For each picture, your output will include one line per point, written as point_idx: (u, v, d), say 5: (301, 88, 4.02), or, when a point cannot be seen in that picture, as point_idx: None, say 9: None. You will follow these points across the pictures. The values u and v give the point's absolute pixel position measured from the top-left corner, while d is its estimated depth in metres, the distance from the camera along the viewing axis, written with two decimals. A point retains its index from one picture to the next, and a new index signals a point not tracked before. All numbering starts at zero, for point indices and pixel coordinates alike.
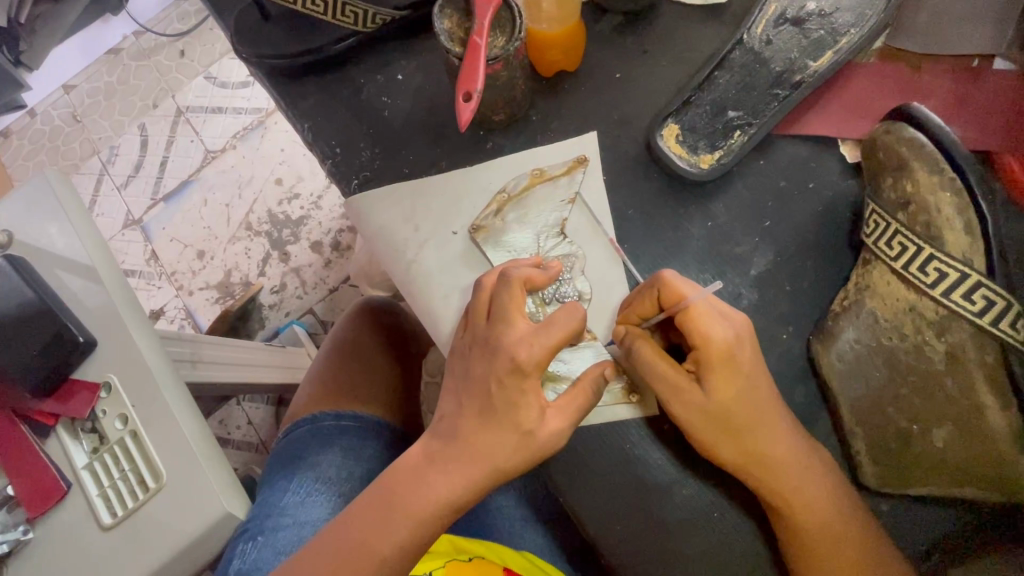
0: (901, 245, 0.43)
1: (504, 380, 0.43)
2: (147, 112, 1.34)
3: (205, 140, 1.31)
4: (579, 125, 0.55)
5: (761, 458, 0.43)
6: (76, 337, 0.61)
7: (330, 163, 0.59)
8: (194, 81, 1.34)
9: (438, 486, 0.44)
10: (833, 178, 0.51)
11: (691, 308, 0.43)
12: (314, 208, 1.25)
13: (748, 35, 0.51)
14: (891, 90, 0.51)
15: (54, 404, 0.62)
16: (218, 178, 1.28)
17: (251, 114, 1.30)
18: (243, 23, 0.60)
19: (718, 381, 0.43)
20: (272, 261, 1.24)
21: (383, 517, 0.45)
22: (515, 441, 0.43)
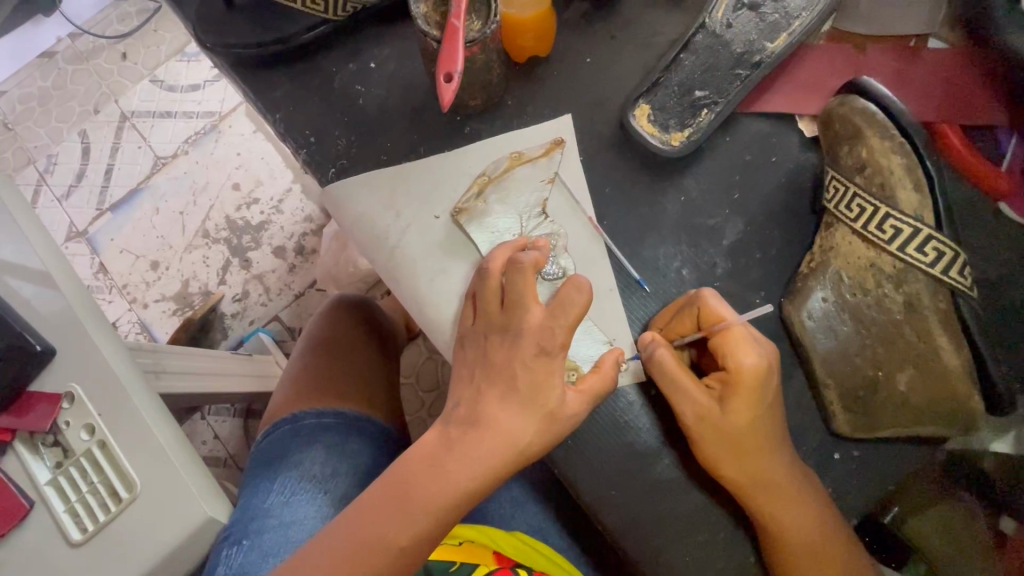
0: (860, 207, 0.46)
1: (528, 361, 0.44)
2: (88, 118, 1.28)
3: (154, 145, 1.25)
4: (554, 108, 0.57)
5: (733, 462, 0.45)
6: (33, 346, 0.58)
7: (305, 153, 0.59)
8: (139, 85, 1.28)
9: (457, 475, 0.44)
10: (793, 151, 0.54)
11: (733, 333, 0.45)
12: (276, 212, 1.22)
13: (709, 19, 0.54)
14: (840, 69, 0.54)
15: (13, 418, 0.59)
16: (171, 186, 1.23)
17: (203, 118, 1.26)
18: (208, 16, 0.60)
19: (741, 403, 0.45)
20: (232, 269, 1.20)
21: (398, 509, 0.44)
22: (535, 423, 0.44)
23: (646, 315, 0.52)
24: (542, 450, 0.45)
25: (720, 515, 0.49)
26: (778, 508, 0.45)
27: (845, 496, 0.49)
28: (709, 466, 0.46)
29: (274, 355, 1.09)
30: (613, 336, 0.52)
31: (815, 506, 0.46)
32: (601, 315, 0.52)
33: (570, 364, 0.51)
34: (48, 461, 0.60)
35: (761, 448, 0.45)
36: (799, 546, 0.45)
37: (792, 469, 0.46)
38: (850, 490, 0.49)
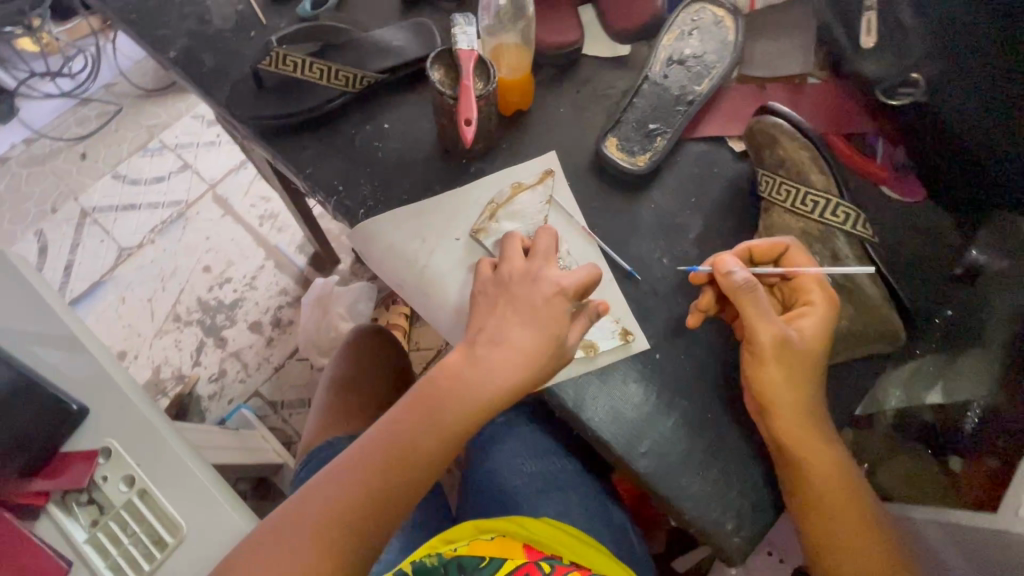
0: (787, 189, 0.61)
1: (548, 297, 0.57)
2: (50, 217, 1.72)
3: (123, 239, 1.69)
4: (542, 147, 0.71)
5: (776, 392, 0.56)
6: (71, 406, 0.68)
7: (335, 200, 0.68)
8: (107, 185, 1.76)
9: (478, 384, 0.55)
10: (731, 162, 0.70)
11: (813, 273, 0.58)
12: (250, 292, 1.64)
13: (651, 73, 0.71)
14: (752, 101, 0.72)
15: (48, 481, 0.66)
16: (146, 277, 1.64)
17: (168, 210, 1.72)
18: (243, 97, 0.72)
19: (818, 328, 0.56)
20: (205, 350, 1.58)
21: (423, 419, 0.56)
22: (547, 346, 0.56)
23: (641, 299, 0.64)
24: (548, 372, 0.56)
25: (729, 449, 0.59)
26: (800, 440, 0.56)
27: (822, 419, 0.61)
28: (761, 394, 0.56)
29: (259, 431, 1.12)
30: (618, 317, 0.63)
31: (819, 430, 0.57)
32: (604, 301, 0.64)
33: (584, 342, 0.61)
34: (81, 523, 0.67)
35: (797, 381, 0.56)
36: (812, 463, 0.56)
37: (808, 400, 0.57)
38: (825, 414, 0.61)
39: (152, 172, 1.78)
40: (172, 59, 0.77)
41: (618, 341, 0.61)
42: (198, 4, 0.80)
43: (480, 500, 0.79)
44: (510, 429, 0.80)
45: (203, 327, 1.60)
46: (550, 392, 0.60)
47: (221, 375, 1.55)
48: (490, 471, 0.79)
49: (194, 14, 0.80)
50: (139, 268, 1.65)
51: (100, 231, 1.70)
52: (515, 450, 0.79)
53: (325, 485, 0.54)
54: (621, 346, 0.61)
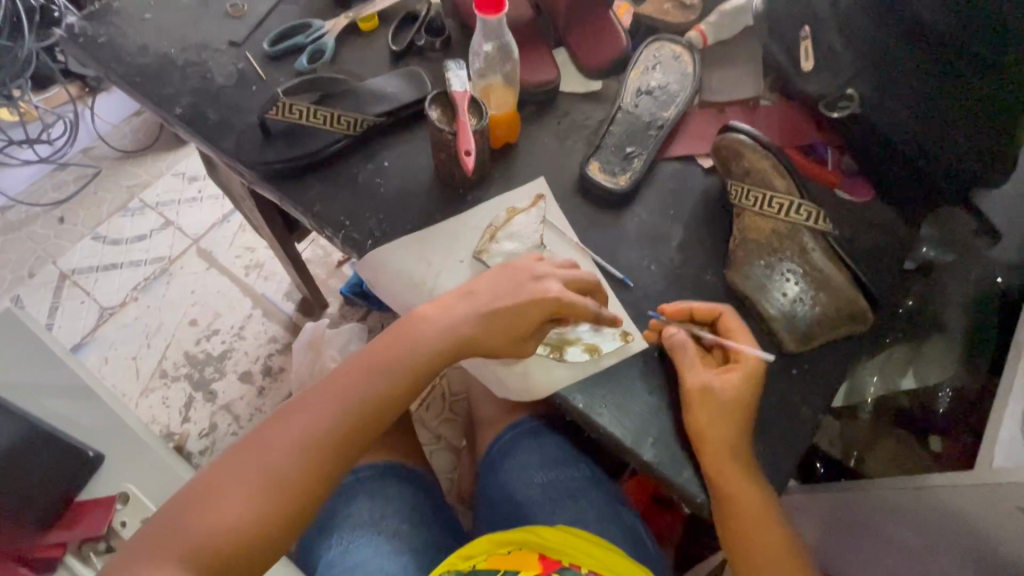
0: (755, 195, 0.68)
1: (530, 289, 0.64)
2: (26, 281, 1.70)
3: (104, 298, 1.68)
4: (531, 174, 0.77)
5: (707, 431, 0.60)
6: (87, 452, 0.73)
7: (342, 233, 0.73)
8: (86, 244, 1.76)
9: (443, 320, 0.64)
10: (701, 176, 0.77)
11: (742, 336, 0.64)
12: (239, 340, 1.64)
13: (623, 103, 0.79)
14: (714, 123, 0.81)
15: (66, 532, 0.70)
16: (129, 331, 1.63)
17: (151, 264, 1.73)
18: (249, 144, 0.77)
19: (743, 383, 0.62)
20: (195, 404, 1.55)
21: (373, 374, 0.62)
22: (507, 325, 0.64)
23: (635, 303, 0.69)
24: (506, 342, 0.64)
25: None
26: (730, 485, 0.59)
27: (810, 400, 0.66)
28: (697, 432, 0.60)
29: None
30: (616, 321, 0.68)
31: (748, 470, 0.60)
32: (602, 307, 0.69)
33: (588, 345, 0.66)
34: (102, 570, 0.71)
35: (726, 432, 0.60)
36: (738, 498, 0.59)
37: (740, 441, 0.60)
38: (812, 396, 0.66)
39: (135, 231, 1.79)
40: (177, 115, 0.83)
41: (617, 342, 0.66)
42: (200, 66, 0.87)
43: (495, 512, 0.80)
44: (519, 441, 0.84)
45: (191, 381, 1.58)
46: (561, 394, 0.64)
47: (212, 429, 1.53)
48: (504, 486, 0.81)
49: (196, 73, 0.86)
50: (122, 326, 1.64)
51: (81, 292, 1.69)
52: (525, 462, 0.82)
53: (278, 422, 0.60)
54: (622, 346, 0.66)
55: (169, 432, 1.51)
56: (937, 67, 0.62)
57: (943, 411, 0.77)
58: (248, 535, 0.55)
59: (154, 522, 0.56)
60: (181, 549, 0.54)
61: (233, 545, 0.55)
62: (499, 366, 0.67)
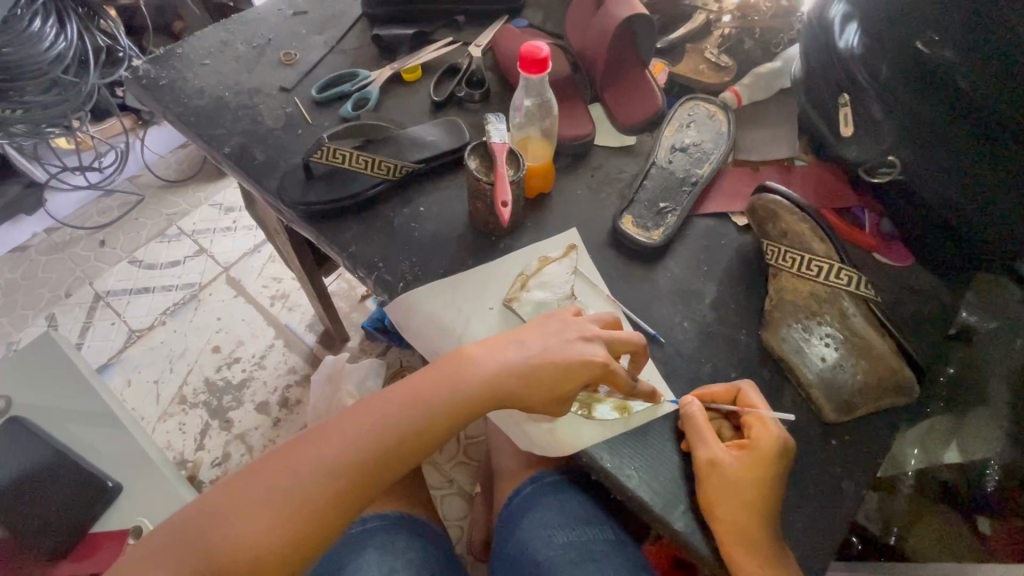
0: (791, 257, 0.67)
1: (577, 348, 0.62)
2: (61, 300, 1.76)
3: (132, 321, 1.72)
4: (564, 224, 0.78)
5: (716, 504, 0.57)
6: (106, 482, 0.75)
7: (375, 274, 0.74)
8: (120, 267, 1.82)
9: (490, 366, 0.61)
10: (735, 234, 0.77)
11: (757, 412, 0.61)
12: (258, 369, 1.65)
13: (657, 160, 0.80)
14: (748, 181, 0.81)
15: (73, 564, 0.72)
16: (153, 353, 1.66)
17: (182, 290, 1.78)
18: (292, 184, 0.80)
19: (750, 461, 0.58)
20: (210, 432, 1.55)
21: (412, 410, 0.59)
22: (553, 382, 0.61)
23: (667, 360, 0.68)
24: (546, 398, 0.61)
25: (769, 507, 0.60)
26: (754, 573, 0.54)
27: (851, 472, 0.63)
28: (706, 506, 0.58)
29: None
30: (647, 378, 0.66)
31: (770, 557, 0.55)
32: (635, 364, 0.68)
33: (618, 403, 0.64)
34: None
35: (739, 511, 0.56)
36: None
37: (757, 522, 0.56)
38: (852, 469, 0.63)
39: (169, 257, 1.84)
40: (226, 153, 0.86)
41: (648, 403, 0.64)
42: (251, 108, 0.91)
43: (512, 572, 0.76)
44: (540, 497, 0.82)
45: (208, 409, 1.59)
46: (588, 452, 0.62)
47: (224, 458, 1.52)
48: (523, 544, 0.78)
49: (247, 116, 0.90)
50: (147, 349, 1.67)
51: (112, 314, 1.73)
52: (545, 519, 0.79)
53: (313, 439, 0.58)
54: (652, 407, 0.64)
55: (182, 459, 1.50)
56: (971, 149, 0.60)
57: (993, 488, 0.76)
58: (262, 559, 0.54)
59: (175, 526, 0.55)
60: (198, 561, 0.53)
61: (247, 566, 0.53)
62: (524, 420, 0.66)
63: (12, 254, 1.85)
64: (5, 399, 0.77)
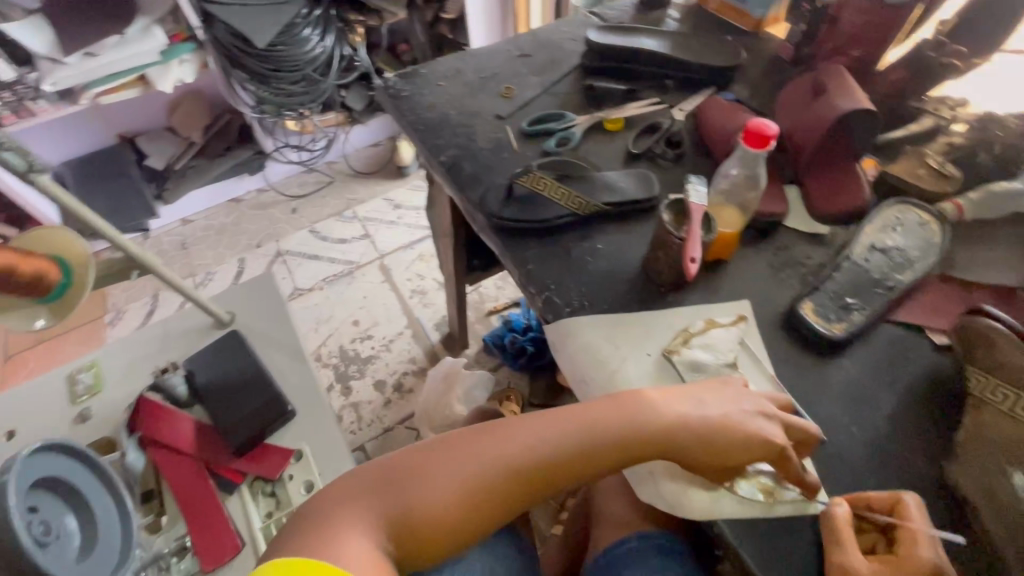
0: (1005, 393, 0.61)
1: (755, 422, 0.61)
2: (252, 249, 2.11)
3: (298, 280, 2.00)
4: (737, 293, 0.78)
5: None
6: (284, 406, 0.88)
7: (545, 294, 0.80)
8: (303, 233, 2.14)
9: (670, 414, 0.62)
10: (929, 351, 0.71)
11: (916, 532, 0.55)
12: (385, 350, 1.81)
13: (852, 254, 0.77)
14: (954, 299, 0.75)
15: (247, 463, 0.86)
16: (307, 311, 1.91)
17: (345, 264, 2.03)
18: (492, 198, 0.91)
19: None
20: (332, 393, 1.73)
21: (589, 432, 0.61)
22: (727, 447, 0.60)
23: (825, 459, 0.64)
24: (715, 459, 0.61)
25: None
26: None
27: None
28: None
29: None
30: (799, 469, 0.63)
31: None
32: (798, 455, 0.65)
33: (764, 485, 0.62)
34: (261, 508, 0.85)
35: None
36: None
37: None
38: None
39: (340, 234, 2.12)
40: (440, 161, 1.00)
41: (800, 495, 0.61)
42: (468, 128, 1.05)
43: None
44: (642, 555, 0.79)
45: (336, 372, 1.78)
46: (722, 526, 0.60)
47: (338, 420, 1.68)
48: None
49: (464, 134, 1.04)
50: (305, 306, 1.92)
51: (287, 270, 2.03)
52: None
53: (493, 433, 0.61)
54: (803, 502, 0.61)
55: None
56: None
57: None
58: (432, 529, 0.57)
59: (362, 474, 0.59)
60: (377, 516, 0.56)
61: (417, 534, 0.56)
62: (661, 473, 0.65)
63: (230, 203, 2.25)
64: (230, 314, 0.98)
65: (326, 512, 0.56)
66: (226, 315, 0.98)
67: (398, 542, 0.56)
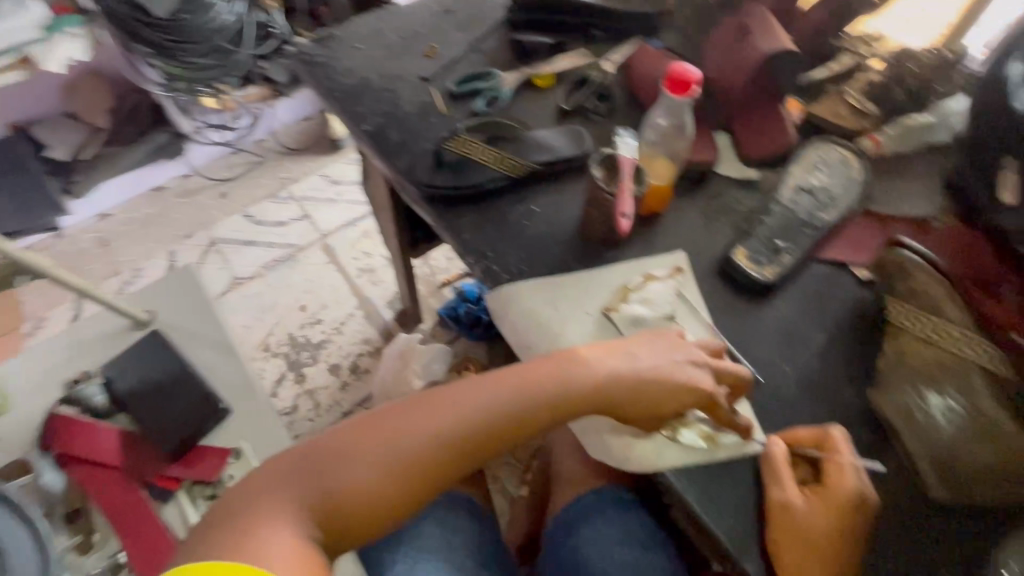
0: (919, 321, 0.64)
1: (686, 370, 0.62)
2: (181, 240, 1.97)
3: (236, 269, 1.89)
4: (673, 246, 0.78)
5: (785, 552, 0.56)
6: (219, 403, 0.88)
7: (481, 262, 0.78)
8: (236, 219, 2.01)
9: (603, 369, 0.62)
10: (853, 286, 0.74)
11: (842, 462, 0.58)
12: (336, 333, 1.76)
13: (780, 197, 0.78)
14: (875, 234, 0.77)
15: (181, 468, 0.85)
16: (249, 301, 1.82)
17: (285, 248, 1.93)
18: (421, 166, 0.87)
19: (823, 511, 0.57)
20: (285, 382, 1.68)
21: (522, 394, 0.60)
22: (660, 397, 0.61)
23: (761, 400, 0.66)
24: (650, 410, 0.62)
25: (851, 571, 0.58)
26: None
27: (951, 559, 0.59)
28: (773, 552, 0.57)
29: None
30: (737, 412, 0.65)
31: None
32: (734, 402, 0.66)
33: (703, 432, 0.63)
34: (201, 509, 0.85)
35: (809, 563, 0.55)
36: None
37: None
38: (949, 554, 0.59)
39: (276, 217, 2.01)
40: (364, 130, 0.94)
41: (737, 438, 0.63)
42: (391, 93, 0.99)
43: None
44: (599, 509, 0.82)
45: (287, 360, 1.71)
46: (666, 476, 0.62)
47: (293, 409, 1.63)
48: (576, 552, 0.78)
49: (387, 99, 0.98)
50: (246, 296, 1.83)
51: (222, 259, 1.92)
52: (601, 533, 0.79)
53: (424, 403, 0.59)
54: (739, 443, 0.63)
55: None
56: None
57: None
58: (362, 508, 0.55)
59: (288, 458, 0.56)
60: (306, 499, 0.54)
61: (349, 513, 0.55)
62: (607, 429, 0.66)
63: (150, 192, 2.07)
64: (151, 314, 0.95)
65: (249, 501, 0.53)
66: (146, 315, 0.94)
67: (330, 522, 0.54)
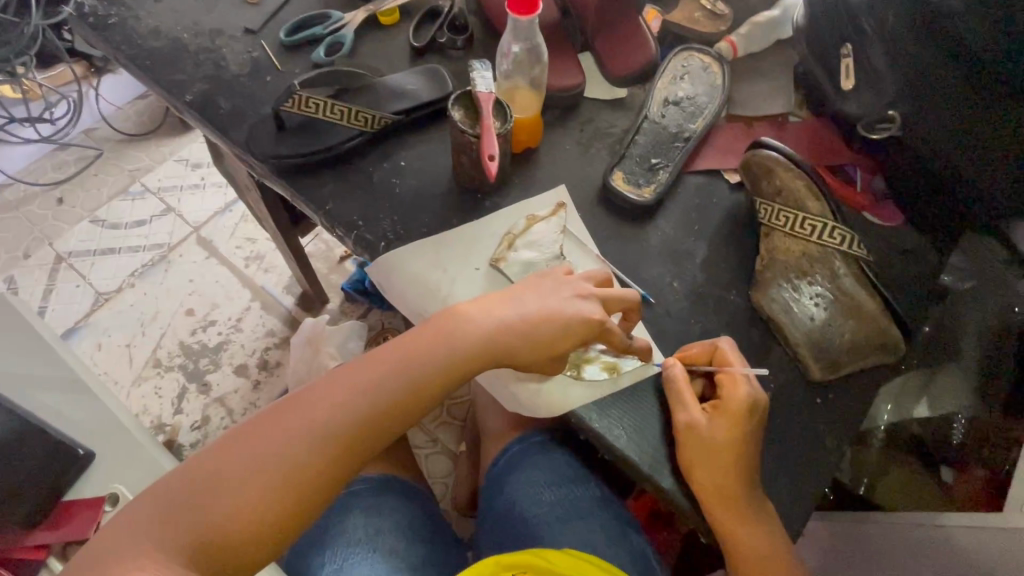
0: (786, 216, 0.66)
1: (573, 306, 0.61)
2: (18, 262, 1.66)
3: (96, 283, 1.64)
4: (554, 181, 0.75)
5: (696, 467, 0.58)
6: (78, 450, 0.70)
7: (354, 233, 0.70)
8: (81, 226, 1.72)
9: (485, 324, 0.59)
10: (728, 192, 0.75)
11: (733, 371, 0.60)
12: (235, 331, 1.60)
13: (649, 113, 0.76)
14: (741, 137, 0.78)
15: (48, 533, 0.68)
16: (122, 317, 1.60)
17: (151, 249, 1.70)
18: (262, 134, 0.75)
19: (723, 422, 0.58)
20: (188, 396, 1.52)
21: (403, 369, 0.57)
22: (551, 339, 0.59)
23: (657, 321, 0.67)
24: (543, 354, 0.60)
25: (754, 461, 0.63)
26: (735, 528, 0.57)
27: (836, 427, 0.64)
28: (686, 469, 0.59)
29: None
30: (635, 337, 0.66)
31: (748, 512, 0.58)
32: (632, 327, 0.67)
33: (606, 363, 0.64)
34: None
35: (717, 472, 0.57)
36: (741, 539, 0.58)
37: (737, 481, 0.57)
38: (835, 423, 0.64)
39: (132, 216, 1.75)
40: (187, 102, 0.79)
41: (639, 361, 0.64)
42: (213, 52, 0.84)
43: (499, 530, 0.78)
44: (528, 455, 0.83)
45: (184, 372, 1.55)
46: (578, 413, 0.61)
47: (204, 422, 1.49)
48: (512, 501, 0.79)
49: (209, 60, 0.83)
50: (117, 312, 1.60)
51: (76, 275, 1.65)
52: (532, 478, 0.81)
53: (297, 404, 0.55)
54: (641, 366, 0.64)
55: (160, 423, 1.47)
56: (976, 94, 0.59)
57: (958, 442, 0.78)
58: (249, 532, 0.50)
59: (151, 501, 0.51)
60: (180, 537, 0.49)
61: (235, 540, 0.50)
62: (512, 380, 0.65)
63: None
64: None
65: (111, 559, 0.47)
66: None
67: (214, 554, 0.50)
